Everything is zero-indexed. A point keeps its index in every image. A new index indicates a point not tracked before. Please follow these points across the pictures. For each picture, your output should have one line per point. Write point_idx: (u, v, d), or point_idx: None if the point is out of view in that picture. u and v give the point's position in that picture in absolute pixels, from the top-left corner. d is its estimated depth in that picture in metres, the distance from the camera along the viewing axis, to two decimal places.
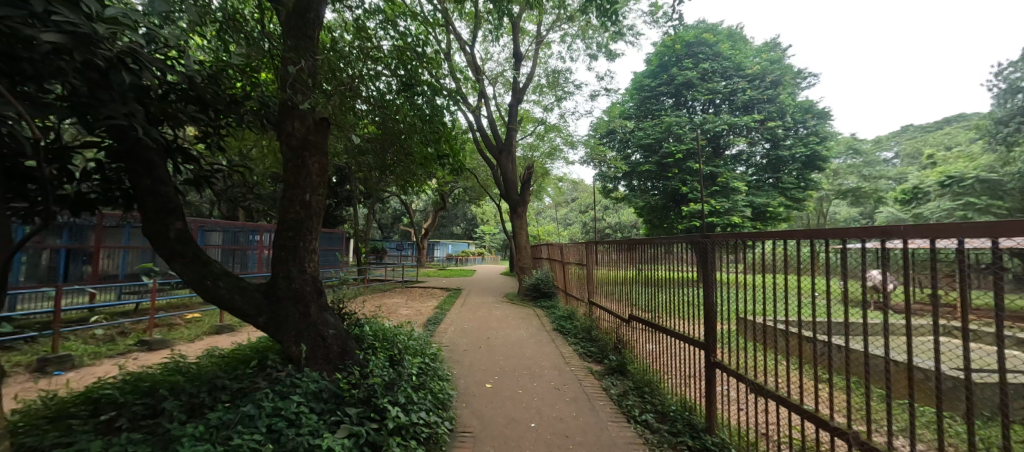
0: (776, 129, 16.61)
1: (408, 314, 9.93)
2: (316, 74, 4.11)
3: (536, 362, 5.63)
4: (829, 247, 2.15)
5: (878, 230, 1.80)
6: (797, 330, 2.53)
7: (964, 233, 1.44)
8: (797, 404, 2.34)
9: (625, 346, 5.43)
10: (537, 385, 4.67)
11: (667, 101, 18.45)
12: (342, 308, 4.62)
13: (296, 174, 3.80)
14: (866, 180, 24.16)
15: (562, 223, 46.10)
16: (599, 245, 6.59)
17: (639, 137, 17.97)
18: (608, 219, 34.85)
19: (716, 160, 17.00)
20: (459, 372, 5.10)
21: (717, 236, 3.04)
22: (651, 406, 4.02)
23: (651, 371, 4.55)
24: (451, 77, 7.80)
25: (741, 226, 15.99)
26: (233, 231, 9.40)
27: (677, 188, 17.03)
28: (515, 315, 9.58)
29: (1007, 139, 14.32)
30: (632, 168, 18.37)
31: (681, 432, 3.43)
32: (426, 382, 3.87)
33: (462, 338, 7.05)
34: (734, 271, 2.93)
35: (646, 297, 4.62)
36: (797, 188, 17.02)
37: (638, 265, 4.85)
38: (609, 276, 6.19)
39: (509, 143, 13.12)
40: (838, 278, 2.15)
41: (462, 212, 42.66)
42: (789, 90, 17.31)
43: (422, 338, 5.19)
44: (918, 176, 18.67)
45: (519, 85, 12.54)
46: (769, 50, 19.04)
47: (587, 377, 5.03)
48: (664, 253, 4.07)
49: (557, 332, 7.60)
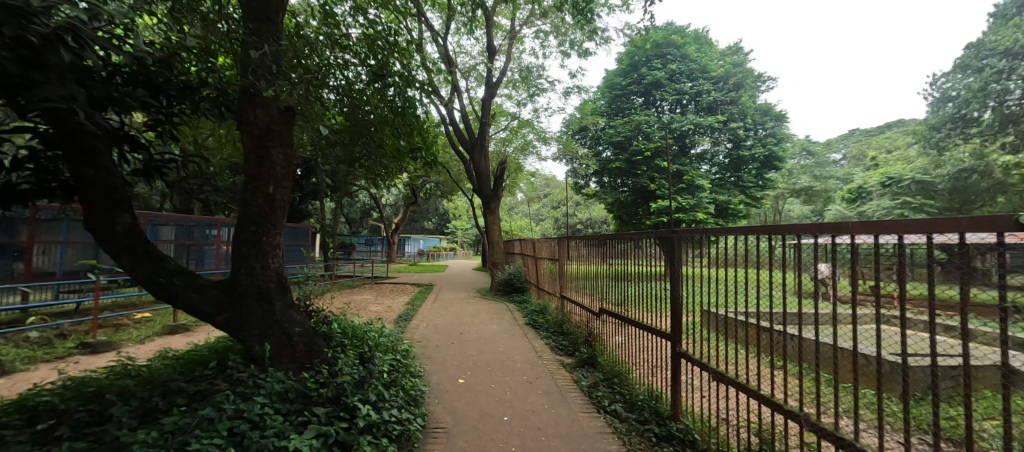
0: (738, 130, 17.36)
1: (378, 310, 9.71)
2: (280, 60, 3.91)
3: (509, 357, 5.66)
4: (786, 243, 2.29)
5: (827, 227, 1.94)
6: (755, 320, 2.67)
7: (903, 229, 1.56)
8: (755, 390, 2.49)
9: (595, 340, 5.55)
10: (510, 379, 4.70)
11: (637, 100, 18.91)
12: (309, 306, 4.47)
13: (259, 164, 3.61)
14: (817, 179, 25.86)
15: (534, 218, 46.37)
16: (571, 241, 6.69)
17: (610, 134, 18.39)
18: (580, 215, 35.48)
19: (682, 159, 17.57)
20: (431, 368, 5.06)
21: (682, 231, 3.17)
22: (620, 396, 4.16)
23: (620, 363, 4.68)
24: (424, 69, 7.63)
25: (704, 222, 16.63)
26: (188, 225, 8.83)
27: (646, 185, 17.52)
28: (487, 310, 9.57)
29: (939, 144, 15.69)
30: (603, 165, 18.75)
31: (648, 420, 3.57)
32: (397, 379, 3.81)
33: (433, 334, 6.96)
34: (697, 266, 3.07)
35: (616, 291, 4.74)
36: (756, 187, 17.94)
37: (608, 259, 4.96)
38: (580, 270, 6.30)
39: (483, 138, 12.96)
40: (792, 270, 2.29)
41: (434, 207, 42.16)
42: (750, 93, 18.13)
43: (393, 335, 5.11)
44: (862, 177, 20.18)
45: (492, 80, 12.43)
46: (732, 53, 19.82)
47: (559, 370, 5.13)
48: (633, 249, 4.20)
49: (529, 326, 7.66)
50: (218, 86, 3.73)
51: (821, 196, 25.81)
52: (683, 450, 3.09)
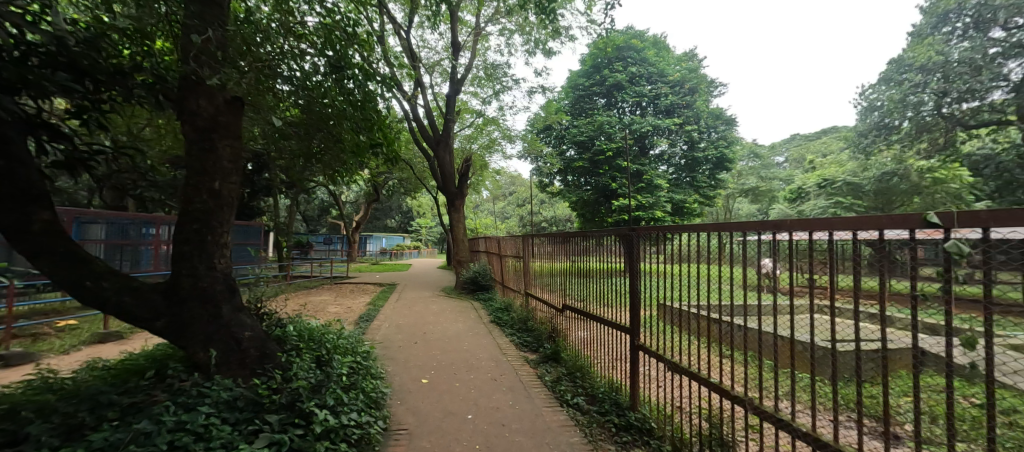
0: (693, 132, 18.21)
1: (337, 312, 9.34)
2: (227, 47, 3.66)
3: (473, 355, 5.64)
4: (732, 240, 2.44)
5: (769, 225, 2.09)
6: (706, 313, 2.83)
7: (834, 227, 1.71)
8: (706, 379, 2.64)
9: (558, 335, 5.66)
10: (474, 378, 4.69)
11: (599, 101, 19.40)
12: (260, 309, 4.22)
13: (203, 158, 3.36)
14: (763, 180, 27.75)
15: (499, 216, 46.41)
16: (535, 238, 6.76)
17: (574, 134, 18.76)
18: (544, 213, 35.89)
19: (642, 159, 18.20)
20: (393, 369, 4.95)
21: (641, 229, 3.30)
22: (582, 390, 4.27)
23: (582, 357, 4.80)
24: (385, 62, 7.40)
25: (662, 219, 17.38)
26: (120, 224, 8.06)
27: (608, 184, 18.00)
28: (451, 308, 9.49)
29: (867, 149, 17.31)
30: (567, 164, 19.12)
31: (608, 411, 3.69)
32: (357, 382, 3.69)
33: (396, 335, 6.79)
34: (656, 262, 3.20)
35: (579, 287, 4.84)
36: (709, 186, 18.93)
37: (571, 256, 5.06)
38: (544, 268, 6.39)
39: (447, 135, 12.79)
40: (739, 266, 2.45)
41: (398, 204, 41.20)
42: (703, 97, 19.07)
43: (353, 337, 4.94)
44: (802, 178, 21.88)
45: (457, 76, 12.29)
46: (688, 59, 20.77)
47: (523, 366, 5.17)
48: (595, 246, 4.31)
49: (494, 324, 7.67)
50: (155, 72, 3.44)
51: (766, 195, 27.72)
52: (641, 438, 3.23)
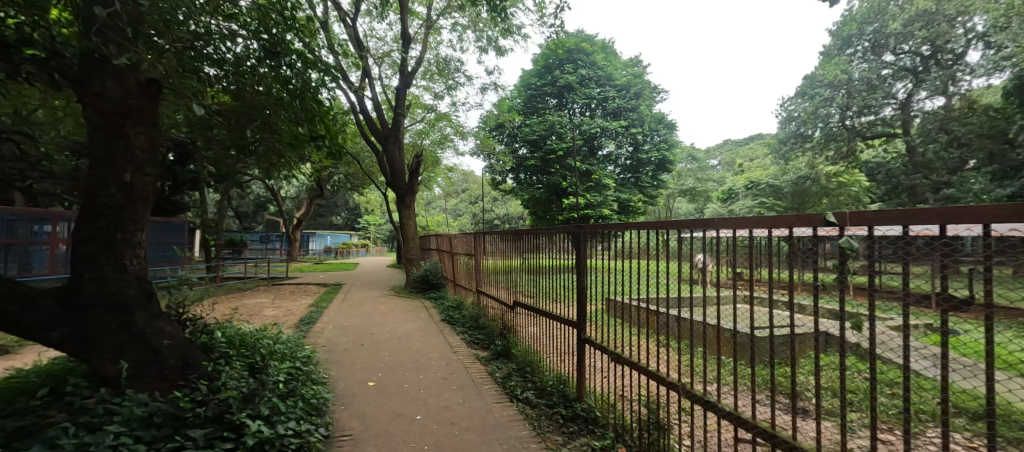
0: (638, 135, 19.14)
1: (275, 315, 8.73)
2: (140, 23, 3.27)
3: (423, 355, 5.54)
4: (670, 237, 2.63)
5: (700, 223, 2.29)
6: (648, 306, 3.01)
7: (753, 225, 1.92)
8: (645, 367, 2.81)
9: (509, 331, 5.72)
10: (424, 378, 4.61)
11: (551, 101, 19.81)
12: (184, 314, 3.86)
13: (110, 147, 2.98)
14: (699, 181, 29.94)
15: (451, 213, 45.86)
16: (486, 236, 6.77)
17: (526, 132, 18.98)
18: (497, 211, 35.89)
19: (591, 159, 18.77)
20: (337, 373, 4.72)
21: (588, 227, 3.43)
22: (531, 384, 4.36)
23: (532, 352, 4.90)
24: (329, 51, 7.01)
25: (609, 218, 18.12)
26: (6, 221, 6.91)
27: (559, 182, 18.41)
28: (400, 308, 9.22)
29: (786, 155, 19.21)
30: (519, 162, 19.34)
31: (556, 403, 3.81)
32: (296, 388, 3.48)
33: (340, 337, 6.48)
34: (603, 259, 3.34)
35: (529, 284, 4.94)
36: (651, 186, 19.96)
37: (523, 254, 5.13)
38: (496, 265, 6.42)
39: (397, 129, 12.38)
40: (676, 261, 2.64)
41: (344, 200, 39.28)
42: (647, 102, 20.09)
43: (292, 341, 4.66)
44: (733, 181, 23.84)
45: (407, 69, 11.92)
46: (634, 65, 21.77)
47: (474, 364, 5.18)
48: (545, 244, 4.41)
49: (445, 323, 7.57)
50: (49, 47, 3.00)
51: (702, 196, 29.89)
52: (586, 427, 3.38)
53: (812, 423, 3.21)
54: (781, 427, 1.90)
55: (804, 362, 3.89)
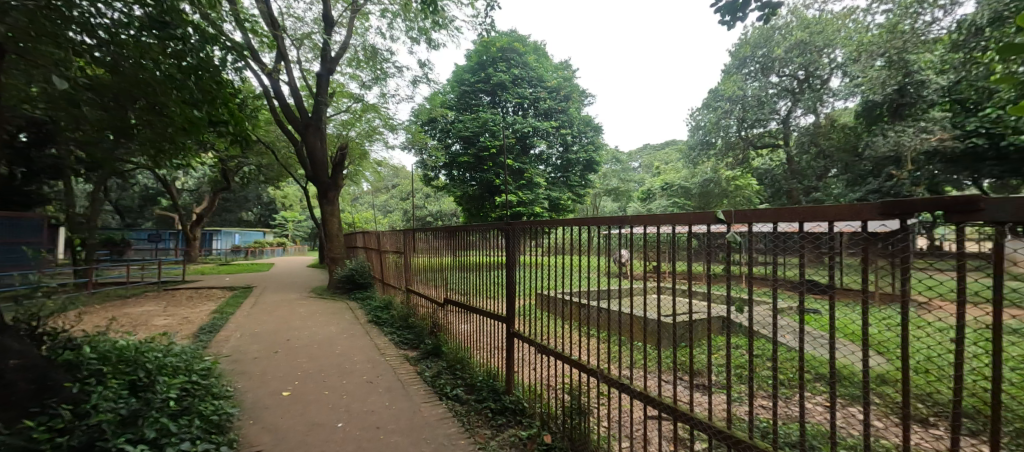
0: (567, 136, 19.85)
1: (167, 324, 7.62)
2: None
3: (347, 358, 5.25)
4: (592, 233, 2.79)
5: (618, 220, 2.48)
6: (574, 299, 3.17)
7: (660, 222, 2.13)
8: (568, 356, 2.95)
9: (440, 329, 5.65)
10: (347, 382, 4.37)
11: (484, 99, 19.80)
12: (41, 329, 3.22)
13: None
14: (623, 182, 32.10)
15: (381, 209, 43.75)
16: (417, 233, 6.60)
17: (459, 128, 18.80)
18: (429, 207, 34.80)
19: (523, 158, 19.08)
20: (245, 385, 4.26)
21: (518, 225, 3.51)
22: (461, 381, 4.35)
23: (462, 349, 4.90)
24: (236, 28, 6.30)
25: (540, 215, 18.61)
26: None
27: (492, 180, 18.48)
28: (322, 311, 8.58)
29: (695, 160, 21.39)
30: (452, 158, 19.14)
31: (485, 398, 3.86)
32: (192, 405, 3.09)
33: (249, 346, 5.84)
34: (532, 255, 3.44)
35: (461, 281, 4.91)
36: (580, 185, 20.81)
37: (454, 251, 5.08)
38: (427, 263, 6.27)
39: (318, 119, 11.45)
40: (598, 255, 2.81)
41: (256, 194, 35.45)
42: (576, 105, 20.89)
43: (188, 352, 4.12)
44: (651, 182, 25.90)
45: (329, 55, 11.07)
46: (564, 68, 22.56)
47: (402, 364, 5.02)
48: (477, 240, 4.42)
49: (372, 324, 7.22)
50: None
51: (624, 195, 32.06)
52: (514, 418, 3.47)
53: (707, 396, 3.66)
54: (681, 402, 2.13)
55: (701, 344, 4.42)
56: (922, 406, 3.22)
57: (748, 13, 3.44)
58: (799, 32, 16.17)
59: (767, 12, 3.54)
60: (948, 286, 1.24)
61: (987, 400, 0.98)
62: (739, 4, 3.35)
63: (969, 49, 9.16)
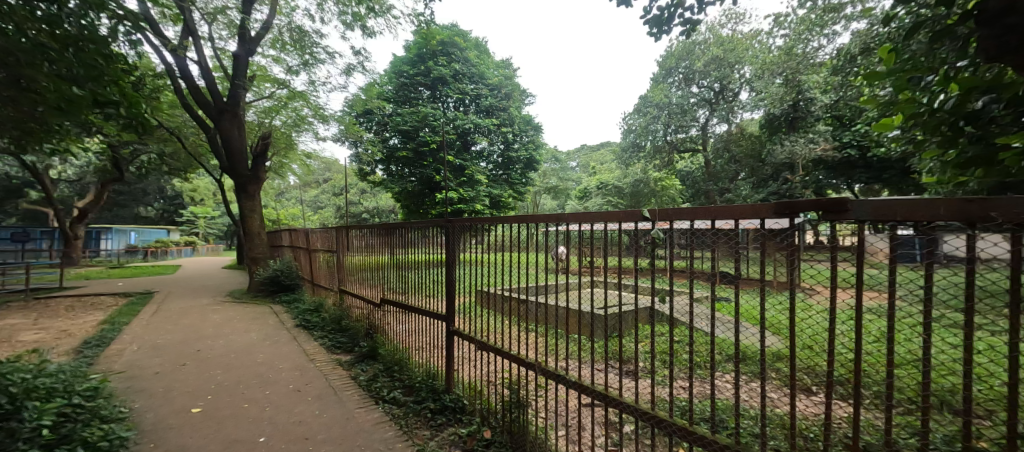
0: (508, 134, 19.89)
1: (37, 339, 6.41)
2: None
3: (271, 367, 4.82)
4: (532, 230, 2.84)
5: (555, 218, 2.55)
6: (516, 294, 3.22)
7: (595, 220, 2.23)
8: (509, 352, 2.97)
9: (376, 331, 5.42)
10: (270, 393, 4.03)
11: (423, 92, 19.28)
12: None
13: None
14: (561, 181, 33.13)
15: (310, 206, 40.78)
16: (350, 230, 6.26)
17: (397, 122, 18.15)
18: (364, 203, 33.06)
19: (464, 155, 18.87)
20: (144, 405, 3.73)
21: (458, 222, 3.48)
22: (399, 383, 4.22)
23: (400, 350, 4.75)
24: None
25: (481, 212, 18.59)
26: None
27: (432, 176, 18.08)
28: (240, 317, 7.79)
29: (627, 161, 22.74)
30: (390, 153, 18.43)
31: (424, 398, 3.78)
32: (72, 433, 2.65)
33: (149, 360, 5.13)
34: (473, 252, 3.43)
35: (399, 280, 4.76)
36: (521, 183, 20.92)
37: (391, 249, 4.91)
38: (362, 262, 5.97)
39: (236, 104, 10.35)
40: (537, 252, 2.87)
41: (157, 187, 31.10)
42: (517, 104, 21.04)
43: (68, 370, 3.52)
44: (588, 181, 27.06)
45: (249, 34, 10.04)
46: (505, 66, 22.68)
47: (334, 370, 4.74)
48: (415, 238, 4.31)
49: (300, 329, 6.71)
50: None
51: (563, 193, 33.17)
52: (454, 416, 3.45)
53: (635, 380, 3.97)
54: (611, 388, 2.27)
55: (630, 334, 4.77)
56: (807, 377, 3.76)
57: (672, 28, 3.72)
58: (715, 49, 17.95)
59: (688, 28, 3.86)
60: (825, 277, 1.45)
61: (850, 368, 1.16)
62: (664, 17, 3.61)
63: (846, 73, 10.74)
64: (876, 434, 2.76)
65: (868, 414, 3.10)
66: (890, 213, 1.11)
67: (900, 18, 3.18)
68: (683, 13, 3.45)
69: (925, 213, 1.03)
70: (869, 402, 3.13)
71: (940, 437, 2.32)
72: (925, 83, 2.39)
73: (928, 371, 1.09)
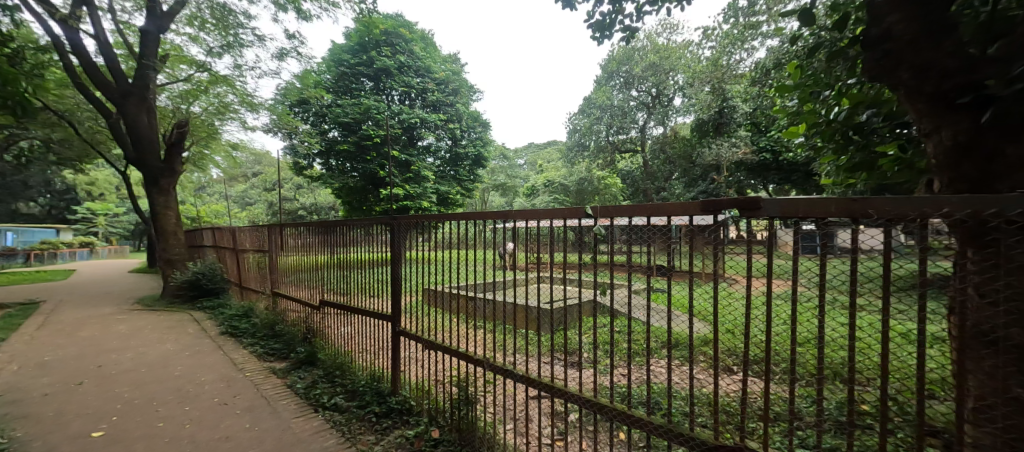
0: (456, 130, 19.55)
1: None
2: None
3: (191, 380, 4.36)
4: (480, 227, 2.83)
5: (502, 215, 2.57)
6: (466, 292, 3.20)
7: (541, 217, 2.28)
8: (458, 350, 2.94)
9: (315, 335, 5.11)
10: (191, 408, 3.66)
11: (366, 84, 18.40)
12: None
13: None
14: (510, 178, 33.37)
15: (238, 202, 37.29)
16: (284, 228, 5.83)
17: (336, 114, 17.17)
18: (301, 199, 30.79)
19: (410, 150, 18.29)
20: (28, 432, 3.21)
21: (403, 220, 3.38)
22: (341, 388, 4.02)
23: (343, 354, 4.52)
24: None
25: (428, 210, 18.17)
26: None
27: (376, 171, 17.34)
28: (152, 326, 6.94)
29: (572, 160, 23.43)
30: (329, 146, 17.42)
31: (369, 402, 3.63)
32: None
33: (35, 380, 4.42)
34: (420, 250, 3.35)
35: (341, 281, 4.52)
36: (469, 180, 20.71)
37: (331, 248, 4.64)
38: (298, 262, 5.59)
39: (144, 87, 9.16)
40: (486, 249, 2.86)
41: (41, 181, 26.63)
42: (465, 100, 20.73)
43: None
44: (535, 179, 27.48)
45: (159, 9, 8.91)
46: (453, 61, 22.28)
47: (267, 379, 4.40)
48: (358, 236, 4.11)
49: (227, 336, 6.14)
50: None
51: (511, 191, 33.39)
52: (400, 418, 3.36)
53: (579, 370, 4.14)
54: (557, 380, 2.33)
55: (575, 328, 4.97)
56: (729, 358, 4.16)
57: (613, 33, 3.89)
58: (652, 55, 19.05)
59: (628, 35, 4.06)
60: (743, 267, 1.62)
61: (761, 348, 1.30)
62: (606, 23, 3.77)
63: (763, 84, 11.93)
64: (783, 405, 3.13)
65: (778, 389, 3.50)
66: (793, 210, 1.27)
67: (805, 38, 3.59)
68: (623, 20, 3.63)
69: (821, 211, 1.19)
70: (778, 377, 3.54)
71: (832, 404, 2.69)
72: (823, 96, 2.73)
73: (823, 346, 1.24)
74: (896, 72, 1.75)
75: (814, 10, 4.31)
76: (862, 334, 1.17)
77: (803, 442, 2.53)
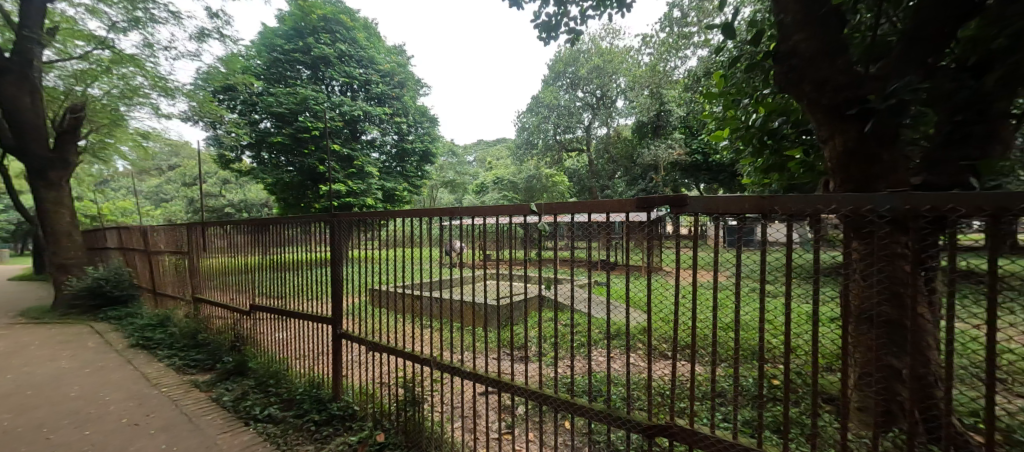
0: (402, 124, 18.92)
1: None
2: None
3: (92, 400, 3.84)
4: (426, 224, 2.77)
5: (448, 212, 2.54)
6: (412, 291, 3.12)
7: (487, 214, 2.28)
8: (405, 351, 2.85)
9: (245, 343, 4.71)
10: (92, 432, 3.22)
11: (303, 72, 17.18)
12: None
13: None
14: (459, 175, 32.87)
15: (150, 198, 33.08)
16: (207, 227, 5.30)
17: (269, 103, 15.87)
18: (227, 196, 28.07)
19: (352, 144, 17.40)
20: None
21: (343, 217, 3.22)
22: (275, 397, 3.74)
23: (277, 361, 4.21)
24: None
25: (373, 206, 17.44)
26: None
27: (314, 165, 16.29)
28: (40, 342, 5.99)
29: (521, 158, 23.67)
30: (260, 137, 16.07)
31: (307, 411, 3.42)
32: None
33: None
34: (362, 248, 3.20)
35: (274, 282, 4.21)
36: (416, 176, 20.15)
37: (263, 247, 4.30)
38: (223, 264, 5.11)
39: (26, 63, 7.79)
40: (432, 247, 2.80)
41: None
42: (412, 93, 20.11)
43: None
44: (485, 176, 27.38)
45: None
46: (398, 53, 21.50)
47: (188, 393, 3.99)
48: (293, 235, 3.84)
49: (137, 349, 5.46)
50: None
51: (460, 187, 32.98)
52: (342, 425, 3.19)
53: (526, 364, 4.22)
54: (504, 374, 2.36)
55: (523, 324, 5.04)
56: (664, 345, 4.46)
57: (559, 35, 3.99)
58: (596, 58, 19.78)
59: (572, 37, 4.18)
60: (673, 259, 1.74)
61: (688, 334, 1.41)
62: (553, 24, 3.85)
63: (695, 91, 12.85)
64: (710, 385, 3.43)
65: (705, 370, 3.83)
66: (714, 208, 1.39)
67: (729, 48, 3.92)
68: (568, 23, 3.73)
69: (737, 208, 1.32)
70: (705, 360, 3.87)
71: (749, 380, 2.99)
72: (743, 103, 3.00)
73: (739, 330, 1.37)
74: (800, 86, 1.97)
75: (737, 25, 4.71)
76: (771, 317, 1.31)
77: (725, 416, 2.80)
